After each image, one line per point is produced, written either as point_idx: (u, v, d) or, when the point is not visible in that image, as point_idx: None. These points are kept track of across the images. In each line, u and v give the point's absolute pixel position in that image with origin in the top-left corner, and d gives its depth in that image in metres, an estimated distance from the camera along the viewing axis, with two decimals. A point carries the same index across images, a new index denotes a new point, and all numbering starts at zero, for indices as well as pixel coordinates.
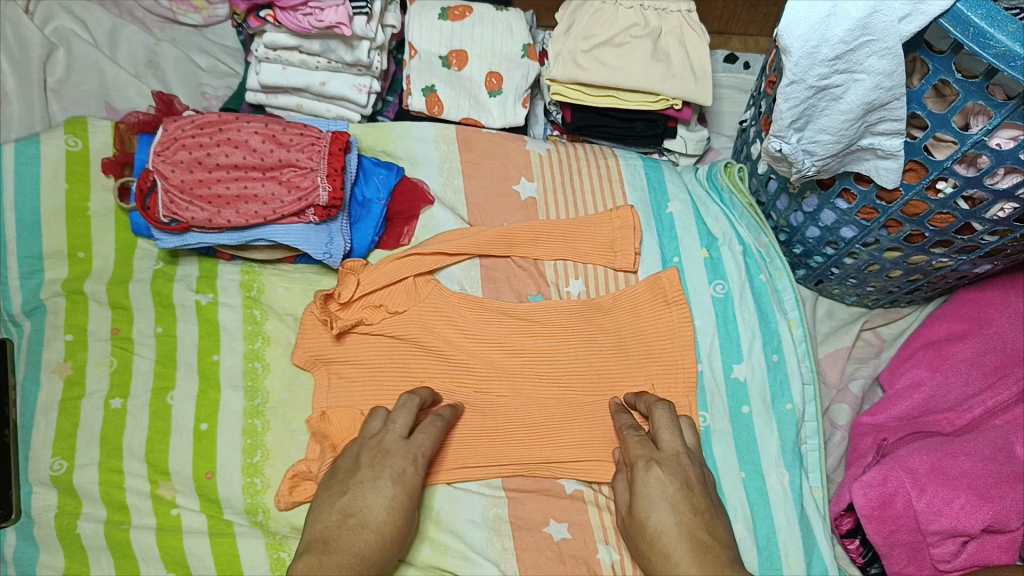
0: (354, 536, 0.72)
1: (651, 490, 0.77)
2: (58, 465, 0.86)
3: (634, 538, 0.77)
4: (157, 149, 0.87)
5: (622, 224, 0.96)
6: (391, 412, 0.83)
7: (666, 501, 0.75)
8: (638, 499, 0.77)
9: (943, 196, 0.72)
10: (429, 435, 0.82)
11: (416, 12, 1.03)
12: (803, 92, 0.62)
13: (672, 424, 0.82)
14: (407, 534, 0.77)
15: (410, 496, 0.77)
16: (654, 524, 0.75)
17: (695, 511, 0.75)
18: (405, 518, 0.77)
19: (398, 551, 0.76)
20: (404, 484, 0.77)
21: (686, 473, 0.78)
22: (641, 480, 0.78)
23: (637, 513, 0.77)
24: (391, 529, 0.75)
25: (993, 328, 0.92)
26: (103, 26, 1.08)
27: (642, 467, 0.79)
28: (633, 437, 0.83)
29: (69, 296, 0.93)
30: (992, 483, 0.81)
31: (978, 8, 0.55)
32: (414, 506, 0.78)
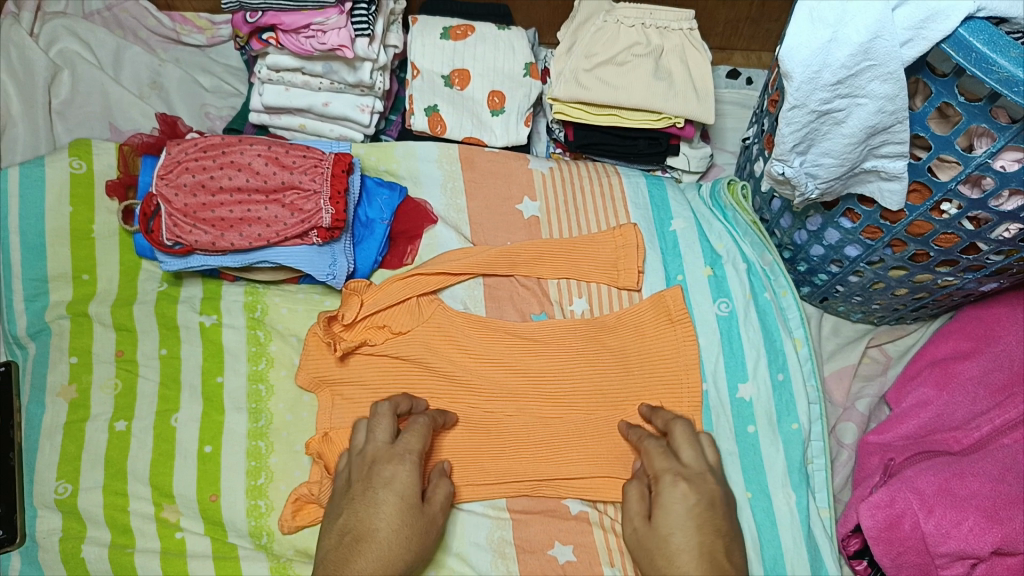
0: (350, 555, 0.71)
1: (677, 508, 0.75)
2: (63, 488, 0.86)
3: (649, 553, 0.76)
4: (160, 173, 0.87)
5: (626, 243, 0.96)
6: (373, 420, 0.81)
7: (693, 521, 0.75)
8: (657, 516, 0.76)
9: (948, 217, 0.72)
10: (416, 433, 0.80)
11: (417, 32, 1.03)
12: (805, 117, 0.62)
13: (693, 441, 0.82)
14: (415, 536, 0.74)
15: (406, 497, 0.75)
16: (677, 545, 0.74)
17: (716, 535, 0.75)
18: (406, 520, 0.74)
19: (408, 554, 0.74)
20: (396, 487, 0.75)
21: (712, 491, 0.78)
22: (665, 496, 0.76)
23: (656, 531, 0.75)
24: (388, 535, 0.73)
25: (1000, 345, 0.91)
26: (107, 47, 1.08)
27: (668, 483, 0.77)
28: (655, 449, 0.81)
29: (74, 318, 0.93)
30: (1001, 505, 0.80)
31: (980, 33, 0.55)
32: (416, 505, 0.76)
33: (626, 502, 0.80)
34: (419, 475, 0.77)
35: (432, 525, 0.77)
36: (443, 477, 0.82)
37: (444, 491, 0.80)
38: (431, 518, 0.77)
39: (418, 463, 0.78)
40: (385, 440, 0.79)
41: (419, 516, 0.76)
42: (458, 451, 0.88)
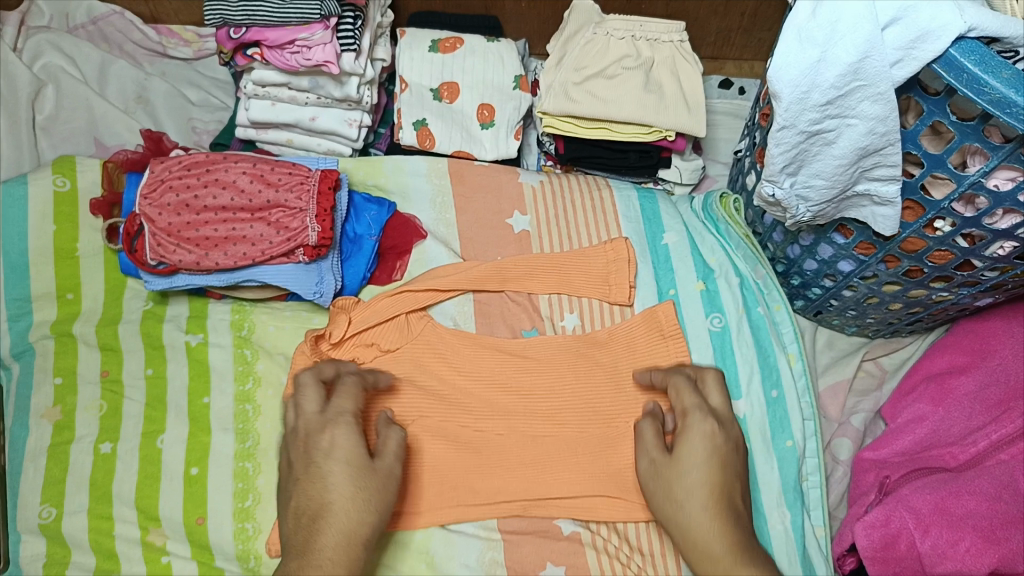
0: (311, 535, 0.70)
1: (705, 444, 0.77)
2: (47, 512, 0.85)
3: (665, 484, 0.77)
4: (144, 192, 0.85)
5: (618, 255, 0.96)
6: (298, 396, 0.79)
7: (716, 458, 0.77)
8: (680, 450, 0.78)
9: (942, 234, 0.70)
10: (347, 394, 0.79)
11: (406, 45, 1.02)
12: (795, 137, 0.61)
13: (720, 387, 0.84)
14: (373, 494, 0.73)
15: (352, 460, 0.74)
16: (696, 479, 0.75)
17: (731, 475, 0.77)
18: (360, 481, 0.73)
19: (372, 516, 0.72)
20: (339, 454, 0.74)
21: (734, 434, 0.80)
22: (693, 432, 0.78)
23: (676, 464, 0.77)
24: (343, 504, 0.71)
25: (996, 359, 0.90)
26: (92, 62, 1.07)
27: (698, 420, 0.79)
28: (686, 386, 0.83)
29: (59, 338, 0.92)
30: (998, 525, 0.79)
31: (971, 53, 0.53)
32: (365, 464, 0.74)
33: (644, 437, 0.81)
34: (359, 433, 0.76)
35: (391, 477, 0.75)
36: (397, 426, 0.80)
37: (396, 438, 0.78)
38: (388, 472, 0.75)
39: (355, 423, 0.76)
40: (317, 410, 0.77)
41: (372, 473, 0.74)
42: (447, 472, 0.87)
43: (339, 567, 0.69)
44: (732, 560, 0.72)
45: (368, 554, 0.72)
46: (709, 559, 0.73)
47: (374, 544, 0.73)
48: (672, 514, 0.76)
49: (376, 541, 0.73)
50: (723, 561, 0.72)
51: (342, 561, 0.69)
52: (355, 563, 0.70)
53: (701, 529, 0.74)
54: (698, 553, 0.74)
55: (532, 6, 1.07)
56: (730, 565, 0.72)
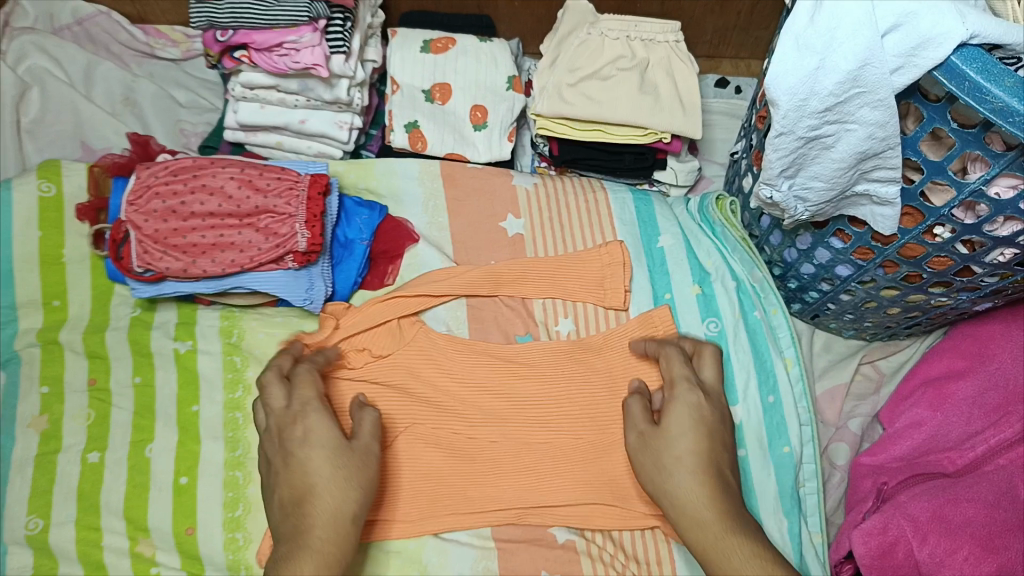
0: (299, 519, 0.71)
1: (691, 414, 0.79)
2: (34, 523, 0.83)
3: (654, 455, 0.77)
4: (129, 199, 0.84)
5: (614, 259, 0.94)
6: (263, 394, 0.79)
7: (703, 427, 0.78)
8: (668, 420, 0.79)
9: (941, 241, 0.69)
10: (310, 381, 0.80)
11: (397, 45, 1.01)
12: (793, 143, 0.60)
13: (716, 363, 0.85)
14: (355, 472, 0.74)
15: (329, 442, 0.75)
16: (684, 447, 0.76)
17: (719, 445, 0.78)
18: (340, 459, 0.74)
19: (355, 492, 0.73)
20: (316, 437, 0.75)
21: (720, 406, 0.82)
22: (681, 402, 0.80)
23: (665, 433, 0.78)
24: (325, 484, 0.72)
25: (995, 363, 0.89)
26: (77, 64, 1.05)
27: (684, 390, 0.81)
28: (676, 357, 0.84)
29: (45, 346, 0.91)
30: (996, 532, 0.78)
31: (973, 61, 0.52)
32: (342, 444, 0.75)
33: (631, 412, 0.82)
34: (331, 416, 0.77)
35: (370, 456, 0.76)
36: (368, 408, 0.81)
37: (370, 419, 0.79)
38: (366, 451, 0.76)
39: (325, 408, 0.78)
40: (283, 401, 0.78)
41: (351, 453, 0.75)
42: (441, 480, 0.86)
43: (330, 545, 0.70)
44: (722, 525, 0.72)
45: (358, 530, 0.72)
46: (699, 525, 0.72)
47: (363, 519, 0.73)
48: (661, 484, 0.76)
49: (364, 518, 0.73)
50: (713, 527, 0.72)
51: (333, 538, 0.70)
52: (346, 540, 0.71)
53: (690, 497, 0.74)
54: (688, 522, 0.73)
55: (526, 6, 1.06)
56: (720, 530, 0.71)
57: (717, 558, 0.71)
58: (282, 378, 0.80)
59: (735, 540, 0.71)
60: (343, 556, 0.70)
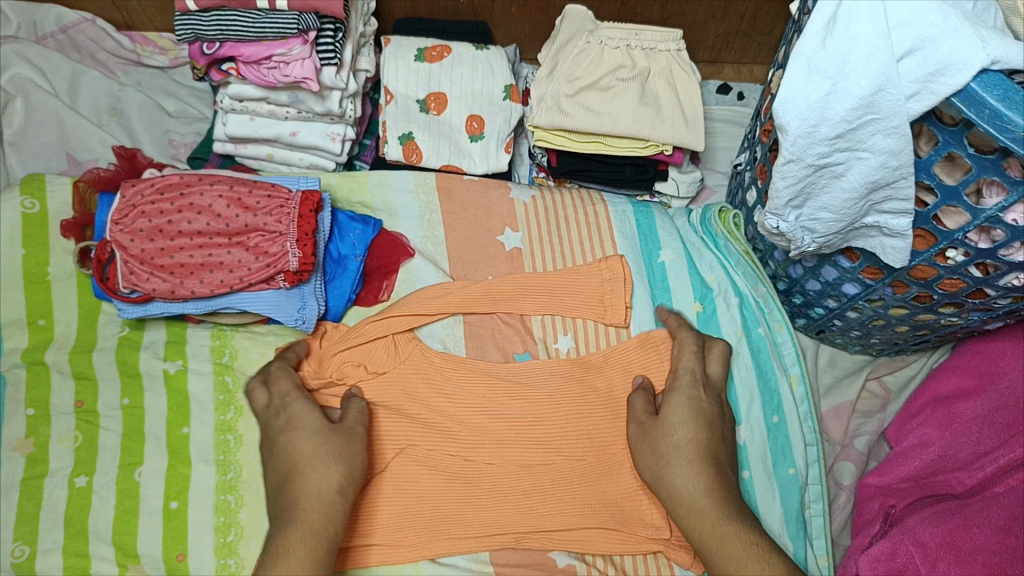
0: (289, 495, 0.73)
1: (691, 405, 0.81)
2: (20, 551, 0.81)
3: (653, 443, 0.79)
4: (114, 218, 0.81)
5: (614, 275, 0.92)
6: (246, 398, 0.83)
7: (703, 418, 0.80)
8: (668, 409, 0.81)
9: (954, 264, 0.67)
10: (286, 376, 0.83)
11: (391, 53, 0.98)
12: (802, 170, 0.58)
13: (725, 361, 0.86)
14: (337, 448, 0.76)
15: (311, 424, 0.77)
16: (683, 435, 0.78)
17: (718, 435, 0.80)
18: (322, 438, 0.76)
19: (337, 464, 0.75)
20: (296, 421, 0.78)
21: (719, 397, 0.84)
22: (681, 394, 0.82)
23: (665, 423, 0.80)
24: (305, 461, 0.74)
25: (1005, 382, 0.87)
26: (62, 73, 1.02)
27: (686, 381, 0.83)
28: (689, 345, 0.86)
29: (30, 367, 0.88)
30: (1007, 560, 0.76)
31: (994, 87, 0.49)
32: (323, 424, 0.78)
33: (634, 405, 0.83)
34: (312, 403, 0.80)
35: (355, 434, 0.78)
36: (354, 398, 0.83)
37: (356, 407, 0.81)
38: (350, 430, 0.78)
39: (307, 399, 0.81)
40: (267, 400, 0.81)
41: (333, 433, 0.77)
42: (437, 503, 0.83)
43: (317, 513, 0.72)
44: (718, 514, 0.74)
45: (349, 501, 0.74)
46: (695, 513, 0.75)
47: (353, 489, 0.75)
48: (658, 472, 0.78)
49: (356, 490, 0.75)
50: (710, 516, 0.74)
51: (320, 508, 0.72)
52: (333, 508, 0.73)
53: (686, 484, 0.76)
54: (686, 509, 0.75)
55: (523, 12, 1.03)
56: (716, 518, 0.74)
57: (714, 545, 0.73)
58: (263, 380, 0.83)
59: (733, 528, 0.73)
60: (333, 523, 0.72)
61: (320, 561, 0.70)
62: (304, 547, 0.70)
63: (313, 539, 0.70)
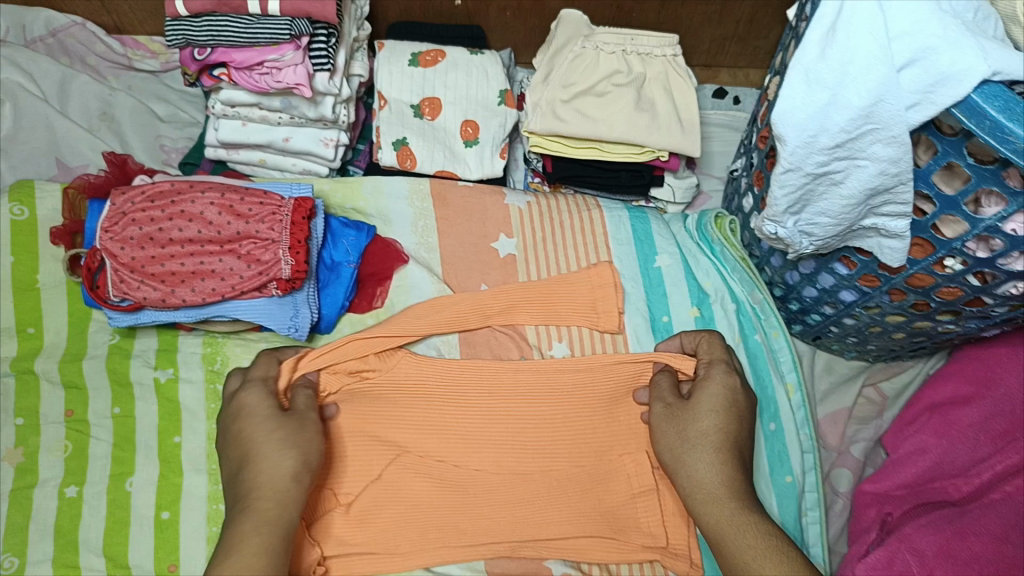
0: (245, 479, 0.71)
1: (724, 394, 0.79)
2: (9, 562, 0.80)
3: (679, 424, 0.78)
4: (105, 226, 0.80)
5: (603, 282, 0.91)
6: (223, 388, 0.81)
7: (734, 410, 0.78)
8: (699, 395, 0.79)
9: (951, 272, 0.66)
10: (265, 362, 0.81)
11: (384, 58, 0.97)
12: (800, 179, 0.57)
13: None
14: (292, 434, 0.74)
15: (264, 412, 0.75)
16: (711, 423, 0.77)
17: (747, 428, 0.78)
18: (275, 425, 0.74)
19: (291, 449, 0.73)
20: (252, 408, 0.75)
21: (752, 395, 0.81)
22: (715, 381, 0.80)
23: (693, 409, 0.78)
24: (258, 449, 0.72)
25: (1002, 389, 0.87)
26: (51, 78, 1.01)
27: (721, 370, 0.80)
28: (718, 343, 0.84)
29: (20, 376, 0.87)
30: (1006, 569, 0.75)
31: (994, 98, 0.48)
32: (276, 411, 0.75)
33: (658, 385, 0.83)
34: (268, 389, 0.78)
35: (307, 421, 0.77)
36: (303, 384, 0.81)
37: (303, 394, 0.80)
38: (301, 418, 0.76)
39: (265, 385, 0.78)
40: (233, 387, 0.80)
41: (286, 419, 0.75)
42: (431, 510, 0.83)
43: (271, 502, 0.70)
44: (736, 504, 0.73)
45: (305, 488, 0.73)
46: (711, 501, 0.74)
47: (308, 475, 0.73)
48: (679, 456, 0.77)
49: (312, 477, 0.74)
50: (728, 505, 0.73)
51: (275, 496, 0.70)
52: (287, 496, 0.71)
53: (709, 472, 0.75)
54: (703, 496, 0.75)
55: (518, 16, 1.02)
56: (733, 509, 0.73)
57: (731, 534, 0.72)
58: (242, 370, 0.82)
59: (752, 518, 0.72)
60: (287, 512, 0.71)
61: (272, 552, 0.68)
62: (258, 536, 0.68)
63: (268, 528, 0.68)
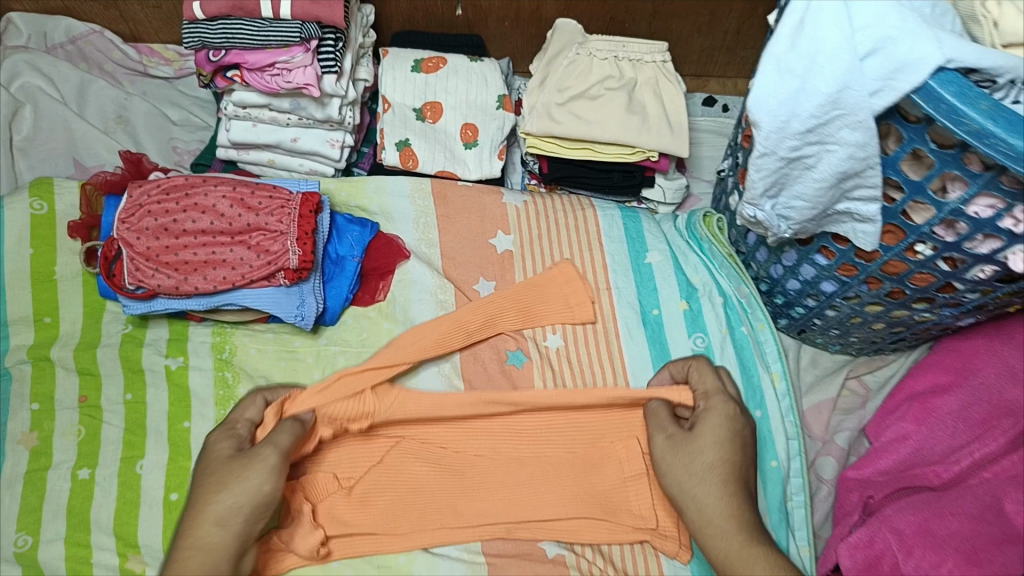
0: (182, 523, 0.73)
1: (725, 424, 0.80)
2: (23, 541, 0.83)
3: (683, 457, 0.78)
4: (122, 216, 0.85)
5: (567, 280, 0.95)
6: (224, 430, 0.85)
7: (737, 439, 0.79)
8: (701, 428, 0.80)
9: (922, 258, 0.70)
10: (246, 405, 0.83)
11: (388, 64, 1.02)
12: (775, 163, 0.62)
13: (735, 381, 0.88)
14: (226, 475, 0.74)
15: (215, 458, 0.77)
16: (715, 455, 0.77)
17: (747, 458, 0.79)
18: (216, 471, 0.75)
19: (223, 493, 0.73)
20: (209, 455, 0.78)
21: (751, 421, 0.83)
22: (715, 411, 0.81)
23: (696, 440, 0.79)
24: (195, 496, 0.74)
25: (979, 378, 0.90)
26: (71, 82, 1.06)
27: (719, 400, 0.82)
28: (708, 369, 0.85)
29: (36, 363, 0.91)
30: (981, 546, 0.79)
31: (950, 84, 0.53)
32: (225, 457, 0.77)
33: (657, 415, 0.83)
34: (234, 436, 0.80)
35: (256, 458, 0.75)
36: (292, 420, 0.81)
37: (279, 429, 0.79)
38: (250, 457, 0.75)
39: (232, 430, 0.80)
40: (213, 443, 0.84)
41: (231, 461, 0.76)
42: (431, 495, 0.87)
43: (192, 549, 0.70)
44: (745, 536, 0.74)
45: (236, 531, 0.72)
46: (720, 533, 0.74)
47: (238, 521, 0.72)
48: (686, 488, 0.77)
49: (247, 519, 0.73)
50: (737, 538, 0.74)
51: (199, 541, 0.71)
52: (211, 542, 0.71)
53: (715, 503, 0.75)
54: (712, 530, 0.75)
55: (516, 26, 1.08)
56: (743, 540, 0.74)
57: (741, 567, 0.73)
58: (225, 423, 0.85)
59: (759, 550, 0.73)
60: (215, 556, 0.70)
61: None
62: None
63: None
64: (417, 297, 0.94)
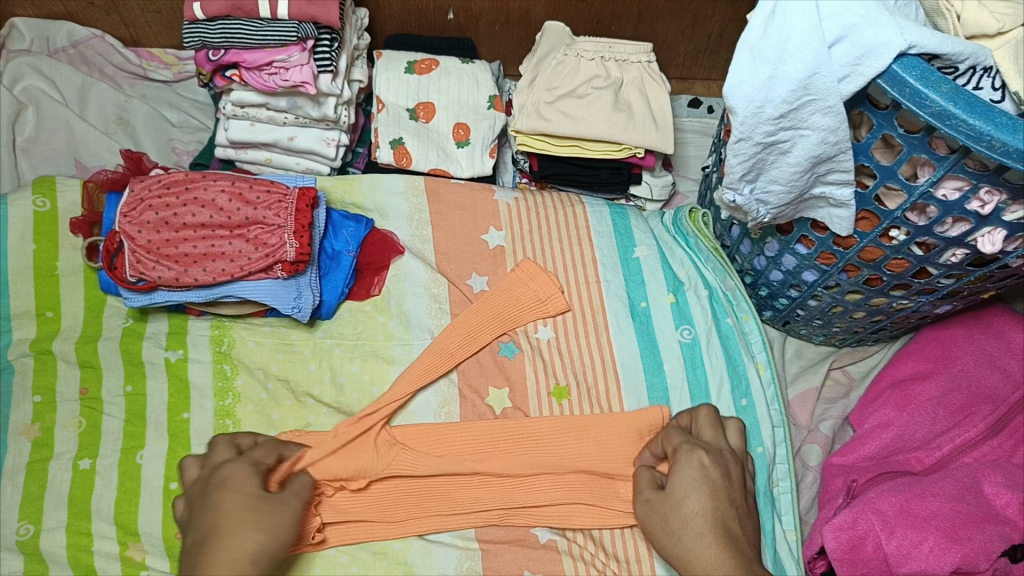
0: (206, 554, 0.69)
1: (695, 472, 0.77)
2: (25, 529, 0.85)
3: (664, 518, 0.77)
4: (124, 211, 0.88)
5: (529, 276, 0.97)
6: (208, 454, 0.81)
7: (709, 486, 0.77)
8: (674, 483, 0.78)
9: (897, 243, 0.73)
10: (265, 450, 0.81)
11: (382, 66, 1.05)
12: (751, 148, 0.65)
13: (714, 424, 0.84)
14: (264, 516, 0.72)
15: (246, 490, 0.74)
16: (691, 509, 0.75)
17: (727, 502, 0.76)
18: (251, 506, 0.73)
19: (259, 531, 0.71)
20: (233, 483, 0.74)
21: (727, 465, 0.80)
22: (682, 463, 0.79)
23: (670, 498, 0.77)
24: (228, 526, 0.71)
25: (957, 366, 0.94)
26: (73, 85, 1.09)
27: (685, 451, 0.80)
28: (675, 431, 0.84)
29: (38, 356, 0.93)
30: (960, 524, 0.82)
31: (913, 69, 0.57)
32: (258, 495, 0.74)
33: (639, 481, 0.82)
34: (257, 472, 0.77)
35: (288, 507, 0.75)
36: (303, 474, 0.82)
37: (302, 481, 0.80)
38: (283, 503, 0.75)
39: (255, 467, 0.78)
40: (198, 477, 0.79)
41: (266, 502, 0.74)
42: (425, 481, 0.87)
43: None
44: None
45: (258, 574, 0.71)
46: None
47: (266, 563, 0.71)
48: (675, 552, 0.76)
49: (269, 565, 0.72)
50: None
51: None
52: None
53: (700, 560, 0.73)
54: None
55: (506, 30, 1.11)
56: None
57: None
58: (201, 457, 0.81)
59: None
60: None
61: None
62: None
63: None
64: (410, 291, 0.97)
